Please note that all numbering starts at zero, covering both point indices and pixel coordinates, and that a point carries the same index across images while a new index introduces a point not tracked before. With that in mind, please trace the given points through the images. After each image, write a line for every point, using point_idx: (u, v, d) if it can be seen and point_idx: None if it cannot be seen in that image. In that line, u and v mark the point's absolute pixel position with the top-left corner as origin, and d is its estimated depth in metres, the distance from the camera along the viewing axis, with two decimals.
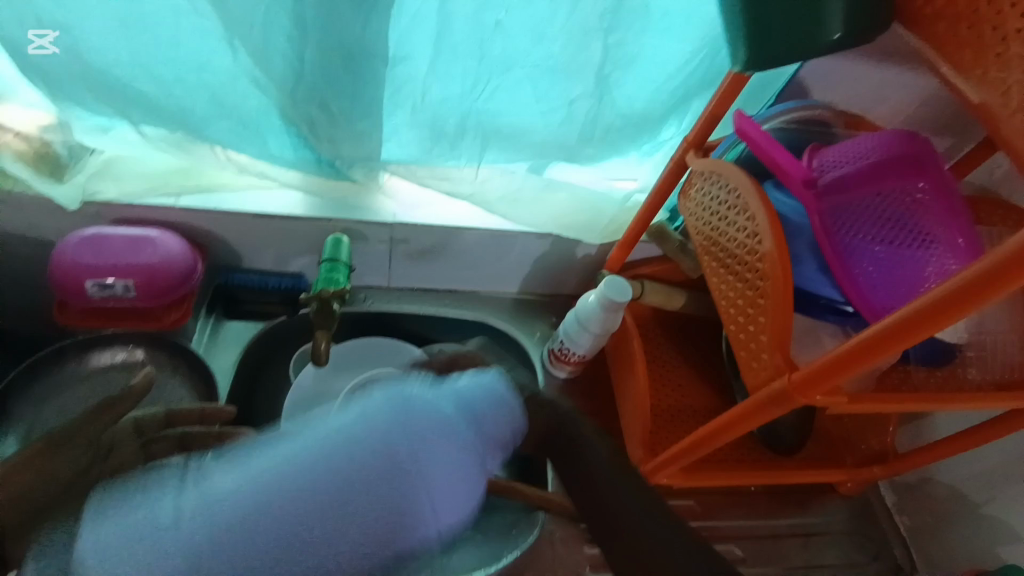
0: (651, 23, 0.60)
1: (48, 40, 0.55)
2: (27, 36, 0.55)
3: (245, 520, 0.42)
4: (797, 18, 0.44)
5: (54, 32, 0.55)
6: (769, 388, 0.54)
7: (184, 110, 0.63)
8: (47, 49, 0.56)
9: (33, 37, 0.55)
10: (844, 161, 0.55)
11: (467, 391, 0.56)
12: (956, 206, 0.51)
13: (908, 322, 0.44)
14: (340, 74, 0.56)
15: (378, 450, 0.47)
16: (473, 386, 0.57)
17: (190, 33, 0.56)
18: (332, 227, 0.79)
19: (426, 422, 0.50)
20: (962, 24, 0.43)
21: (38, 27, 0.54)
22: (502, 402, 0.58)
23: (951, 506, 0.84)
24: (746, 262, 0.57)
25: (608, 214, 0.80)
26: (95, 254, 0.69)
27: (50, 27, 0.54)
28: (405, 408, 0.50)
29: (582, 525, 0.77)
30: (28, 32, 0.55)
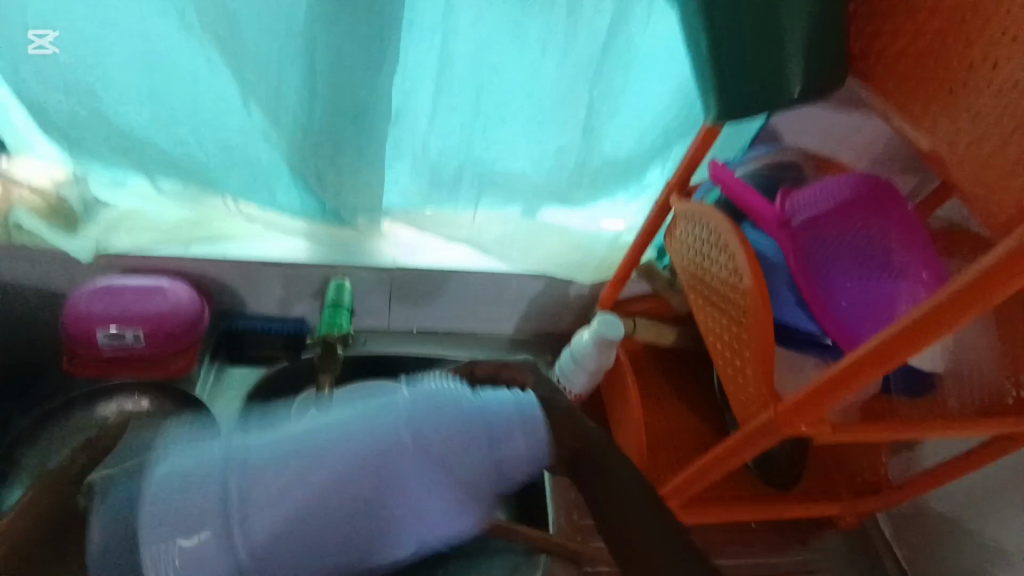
0: (630, 80, 0.66)
1: (48, 40, 0.55)
2: (27, 37, 0.54)
3: (264, 506, 0.44)
4: (762, 76, 0.49)
5: (53, 31, 0.55)
6: (757, 419, 0.57)
7: (199, 165, 0.67)
8: (46, 50, 0.56)
9: (33, 37, 0.55)
10: (813, 202, 0.59)
11: (491, 401, 0.52)
12: (920, 241, 0.55)
13: (884, 349, 0.46)
14: (346, 131, 0.61)
15: (389, 444, 0.47)
16: (500, 400, 0.53)
17: (209, 96, 0.61)
18: (334, 272, 0.82)
19: (449, 416, 0.50)
20: (912, 79, 0.48)
21: (37, 27, 0.54)
22: (530, 427, 0.52)
23: (950, 537, 0.84)
24: (729, 297, 0.60)
25: (599, 254, 0.84)
26: (108, 305, 0.72)
27: (51, 33, 0.54)
28: (428, 405, 0.50)
29: (582, 565, 0.77)
30: (28, 33, 0.54)
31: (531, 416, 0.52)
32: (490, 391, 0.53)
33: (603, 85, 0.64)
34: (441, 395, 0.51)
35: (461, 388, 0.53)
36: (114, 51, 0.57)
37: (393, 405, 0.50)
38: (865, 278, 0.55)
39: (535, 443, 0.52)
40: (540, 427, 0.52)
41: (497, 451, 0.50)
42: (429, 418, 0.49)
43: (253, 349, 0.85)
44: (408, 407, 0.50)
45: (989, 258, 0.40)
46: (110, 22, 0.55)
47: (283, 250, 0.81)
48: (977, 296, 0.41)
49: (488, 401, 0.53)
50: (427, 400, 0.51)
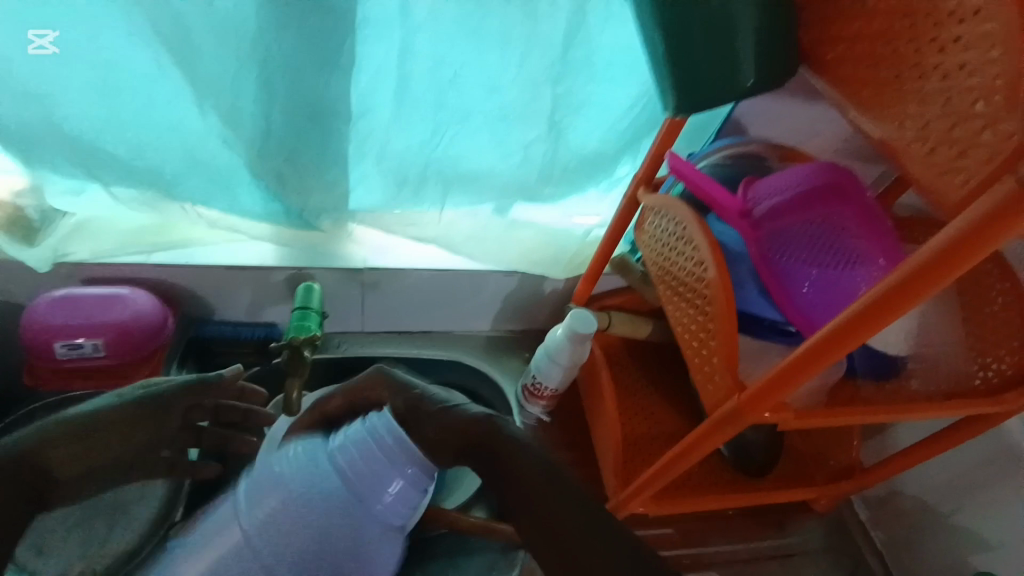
0: (594, 74, 0.66)
1: (48, 39, 0.53)
2: (26, 36, 0.53)
3: None
4: (717, 65, 0.49)
5: (54, 31, 0.53)
6: (723, 408, 0.57)
7: (156, 169, 0.65)
8: (47, 49, 0.54)
9: (33, 37, 0.53)
10: (775, 191, 0.60)
11: (344, 441, 0.54)
12: (878, 228, 0.55)
13: (839, 333, 0.46)
14: (303, 131, 0.60)
15: (265, 521, 0.52)
16: (356, 431, 0.54)
17: (161, 100, 0.60)
18: (303, 275, 0.81)
19: (310, 474, 0.53)
20: (863, 65, 0.49)
21: (37, 26, 0.52)
22: (383, 450, 0.52)
23: (921, 517, 0.86)
24: (695, 288, 0.61)
25: (572, 248, 0.84)
26: (64, 315, 0.70)
27: (52, 27, 0.53)
28: (280, 480, 0.54)
29: None
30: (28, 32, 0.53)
31: (384, 435, 0.53)
32: (347, 428, 0.55)
33: (566, 79, 0.64)
34: (313, 444, 0.56)
35: (317, 440, 0.56)
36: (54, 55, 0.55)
37: (264, 471, 0.55)
38: (826, 265, 0.56)
39: (393, 456, 0.52)
40: (404, 446, 0.53)
41: (373, 476, 0.52)
42: (295, 479, 0.53)
43: (225, 352, 0.85)
44: (284, 459, 0.55)
45: (940, 238, 0.40)
46: (48, 24, 0.53)
47: (251, 255, 0.79)
48: (930, 276, 0.41)
49: (344, 442, 0.54)
50: (298, 450, 0.56)
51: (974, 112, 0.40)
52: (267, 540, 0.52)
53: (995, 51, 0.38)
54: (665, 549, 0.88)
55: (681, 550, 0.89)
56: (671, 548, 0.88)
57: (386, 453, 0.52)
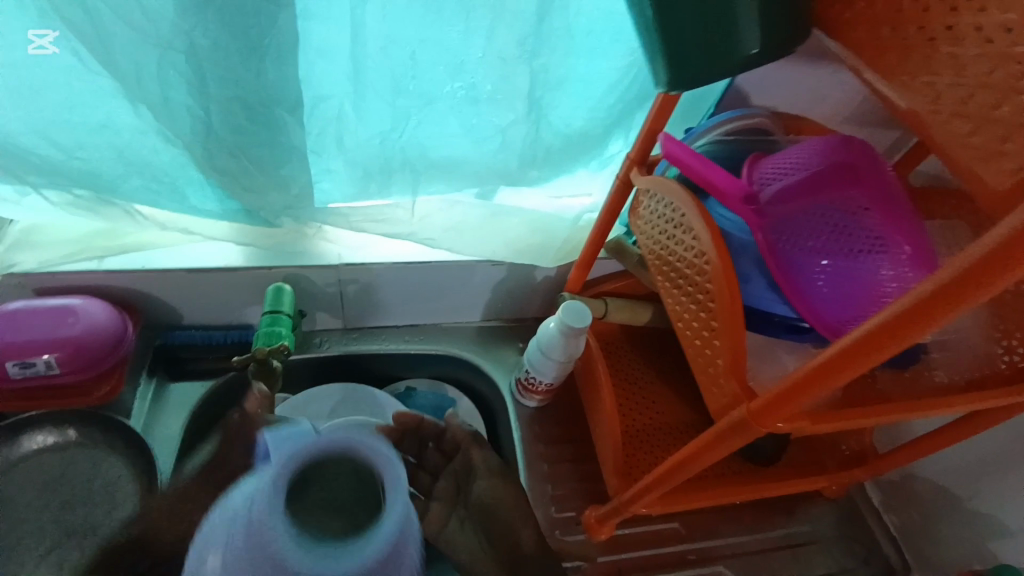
0: (575, 44, 0.58)
1: (46, 40, 0.49)
2: (26, 37, 0.48)
3: None
4: (713, 32, 0.42)
5: (52, 31, 0.48)
6: (729, 417, 0.52)
7: (93, 172, 0.59)
8: (48, 50, 0.50)
9: (33, 37, 0.49)
10: (782, 171, 0.53)
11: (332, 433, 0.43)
12: (900, 211, 0.49)
13: (866, 342, 0.41)
14: (245, 125, 0.54)
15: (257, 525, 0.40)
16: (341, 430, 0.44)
17: (84, 95, 0.53)
18: (272, 275, 0.75)
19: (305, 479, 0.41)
20: (886, 27, 0.41)
21: (36, 26, 0.48)
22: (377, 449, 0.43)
23: (936, 502, 0.82)
24: (695, 283, 0.55)
25: (562, 235, 0.78)
26: (11, 332, 0.64)
27: (53, 26, 0.48)
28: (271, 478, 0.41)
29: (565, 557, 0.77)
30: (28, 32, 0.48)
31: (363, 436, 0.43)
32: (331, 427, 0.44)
33: (543, 53, 0.57)
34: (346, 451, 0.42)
35: (305, 432, 0.44)
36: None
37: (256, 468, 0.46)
38: (839, 255, 0.50)
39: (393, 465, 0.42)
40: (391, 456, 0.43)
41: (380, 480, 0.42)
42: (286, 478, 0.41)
43: (193, 358, 0.79)
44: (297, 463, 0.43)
45: (992, 236, 0.34)
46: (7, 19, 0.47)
47: (213, 255, 0.73)
48: (977, 280, 0.34)
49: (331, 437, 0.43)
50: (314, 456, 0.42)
51: (1021, 87, 0.34)
52: (264, 553, 0.39)
53: None
54: (669, 543, 0.85)
55: (687, 545, 0.85)
56: (676, 542, 0.85)
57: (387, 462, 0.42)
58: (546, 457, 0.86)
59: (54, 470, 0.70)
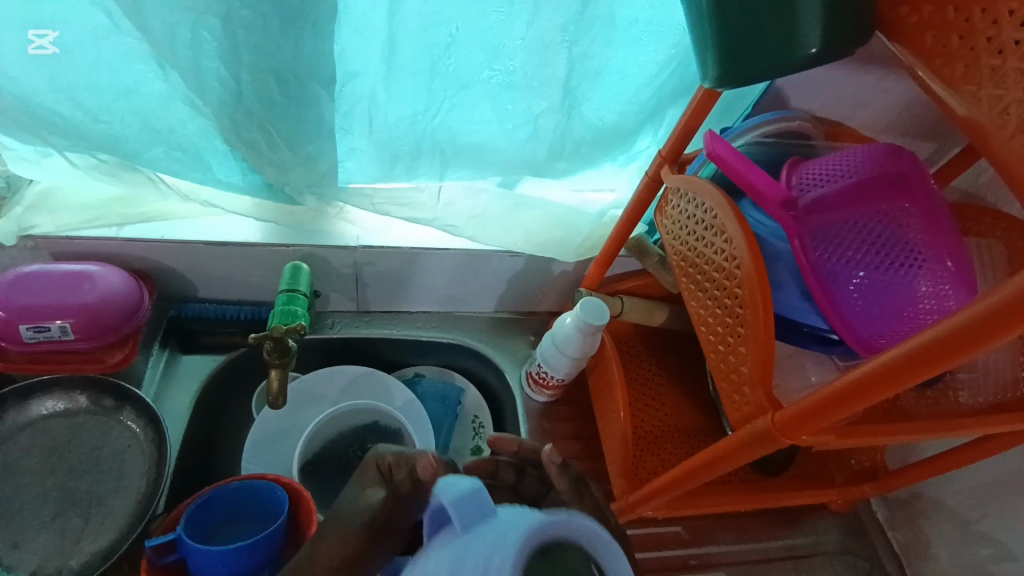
0: (617, 32, 0.57)
1: (50, 40, 0.50)
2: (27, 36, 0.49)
3: None
4: (767, 26, 0.40)
5: (53, 31, 0.49)
6: (752, 426, 0.51)
7: (117, 137, 0.58)
8: (46, 48, 0.50)
9: (32, 36, 0.49)
10: (822, 178, 0.52)
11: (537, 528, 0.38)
12: (944, 225, 0.48)
13: (904, 362, 0.39)
14: (276, 98, 0.52)
15: None
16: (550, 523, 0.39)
17: (113, 56, 0.52)
18: (289, 253, 0.74)
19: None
20: (953, 34, 0.39)
21: (38, 26, 0.49)
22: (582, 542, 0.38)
23: (943, 523, 0.81)
24: (723, 286, 0.54)
25: (584, 230, 0.77)
26: (28, 295, 0.64)
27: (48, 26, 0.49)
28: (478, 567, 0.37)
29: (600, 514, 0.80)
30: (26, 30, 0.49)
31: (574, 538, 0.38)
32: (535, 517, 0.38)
33: (583, 41, 0.55)
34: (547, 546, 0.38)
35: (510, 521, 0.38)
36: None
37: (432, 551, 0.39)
38: (876, 267, 0.48)
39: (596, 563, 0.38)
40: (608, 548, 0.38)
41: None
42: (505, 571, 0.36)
43: (207, 333, 0.80)
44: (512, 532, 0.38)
45: None
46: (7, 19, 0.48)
47: (232, 230, 0.73)
48: None
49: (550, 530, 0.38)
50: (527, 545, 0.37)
51: None
52: None
53: None
54: (671, 548, 0.84)
55: (689, 550, 0.85)
56: (677, 547, 0.84)
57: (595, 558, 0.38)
58: None
59: (63, 436, 0.69)
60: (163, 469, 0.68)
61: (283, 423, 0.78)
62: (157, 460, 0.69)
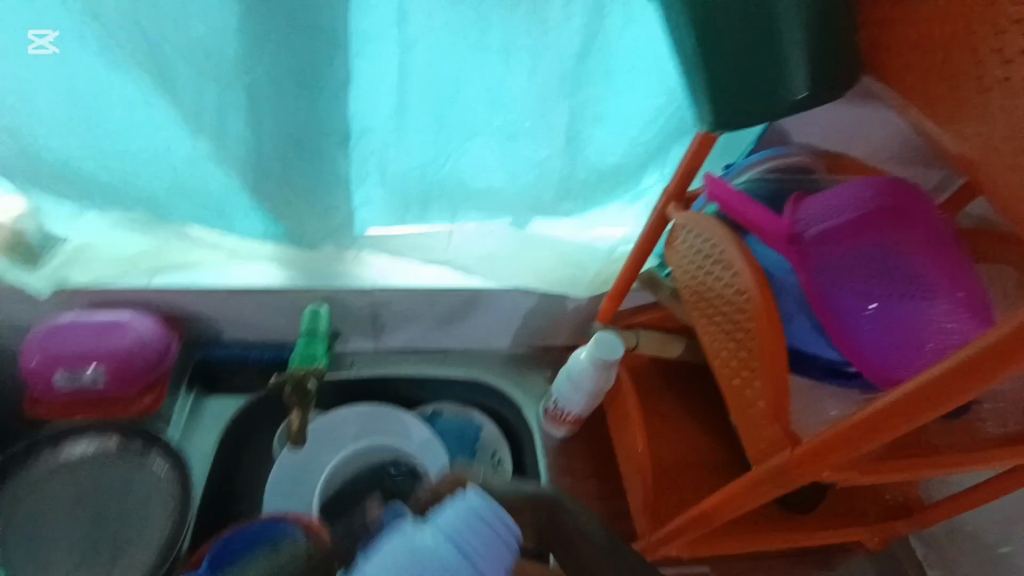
0: (614, 80, 0.59)
1: (49, 39, 0.49)
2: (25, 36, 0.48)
3: None
4: (759, 76, 0.42)
5: (54, 31, 0.48)
6: (772, 461, 0.50)
7: (149, 195, 0.62)
8: (47, 50, 0.49)
9: (33, 37, 0.48)
10: (828, 213, 0.52)
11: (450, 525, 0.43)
12: (951, 256, 0.49)
13: (923, 392, 0.39)
14: (297, 155, 0.56)
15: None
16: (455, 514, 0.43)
17: (148, 124, 0.56)
18: (309, 297, 0.76)
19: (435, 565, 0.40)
20: (937, 76, 0.40)
21: (37, 25, 0.48)
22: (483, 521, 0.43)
23: (983, 559, 0.77)
24: (734, 320, 0.54)
25: (594, 268, 0.77)
26: (64, 345, 0.68)
27: (51, 26, 0.48)
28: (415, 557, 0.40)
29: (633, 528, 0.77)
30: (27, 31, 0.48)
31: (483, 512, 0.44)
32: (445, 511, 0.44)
33: (582, 90, 0.58)
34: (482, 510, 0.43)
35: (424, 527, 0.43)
36: (19, 52, 0.49)
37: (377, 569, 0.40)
38: (888, 298, 0.48)
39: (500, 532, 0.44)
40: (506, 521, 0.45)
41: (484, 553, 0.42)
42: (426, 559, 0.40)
43: (230, 376, 0.82)
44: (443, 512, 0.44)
45: None
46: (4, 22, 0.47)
47: (254, 276, 0.75)
48: None
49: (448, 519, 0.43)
50: (462, 513, 0.43)
51: None
52: None
53: None
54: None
55: None
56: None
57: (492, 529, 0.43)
58: (573, 489, 0.85)
59: (92, 481, 0.71)
60: (186, 513, 0.69)
61: (302, 463, 0.79)
62: (179, 507, 0.69)
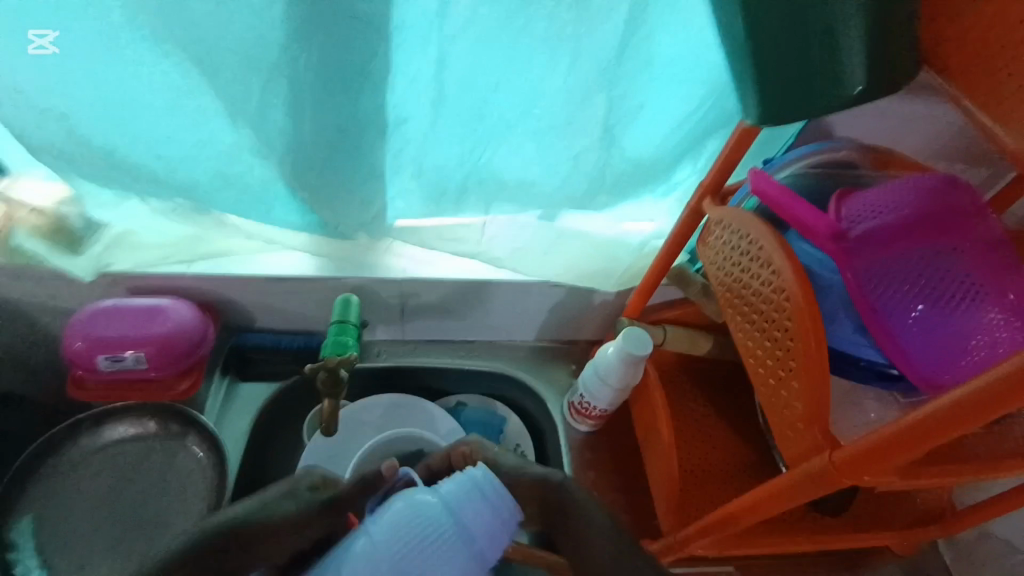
0: (653, 73, 0.58)
1: (48, 39, 0.51)
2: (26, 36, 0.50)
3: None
4: (815, 68, 0.40)
5: (53, 31, 0.50)
6: (808, 464, 0.49)
7: (192, 182, 0.63)
8: (47, 49, 0.51)
9: (33, 37, 0.51)
10: (875, 210, 0.51)
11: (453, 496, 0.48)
12: (1004, 257, 0.47)
13: (977, 401, 0.37)
14: (336, 147, 0.57)
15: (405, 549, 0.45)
16: (459, 486, 0.49)
17: (193, 114, 0.57)
18: (341, 286, 0.78)
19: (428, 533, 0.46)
20: (1002, 73, 0.39)
21: (39, 25, 0.50)
22: (489, 499, 0.48)
23: (1015, 567, 0.76)
24: (773, 318, 0.53)
25: (625, 261, 0.77)
26: (106, 328, 0.69)
27: (50, 27, 0.50)
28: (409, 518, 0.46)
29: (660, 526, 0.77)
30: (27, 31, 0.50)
31: (487, 490, 0.49)
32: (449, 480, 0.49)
33: (620, 85, 0.57)
34: (481, 482, 0.49)
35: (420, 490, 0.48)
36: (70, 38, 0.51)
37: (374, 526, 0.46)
38: (934, 301, 0.47)
39: (499, 513, 0.48)
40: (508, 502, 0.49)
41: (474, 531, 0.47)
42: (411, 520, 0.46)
43: (262, 360, 0.84)
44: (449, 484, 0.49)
45: None
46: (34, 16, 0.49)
47: (289, 265, 0.77)
48: None
49: (450, 490, 0.48)
50: (465, 485, 0.48)
51: None
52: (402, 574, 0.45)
53: None
54: None
55: None
56: None
57: (493, 509, 0.48)
58: (596, 484, 0.85)
59: (131, 461, 0.74)
60: (222, 491, 0.71)
61: (331, 451, 0.80)
62: (216, 484, 0.72)
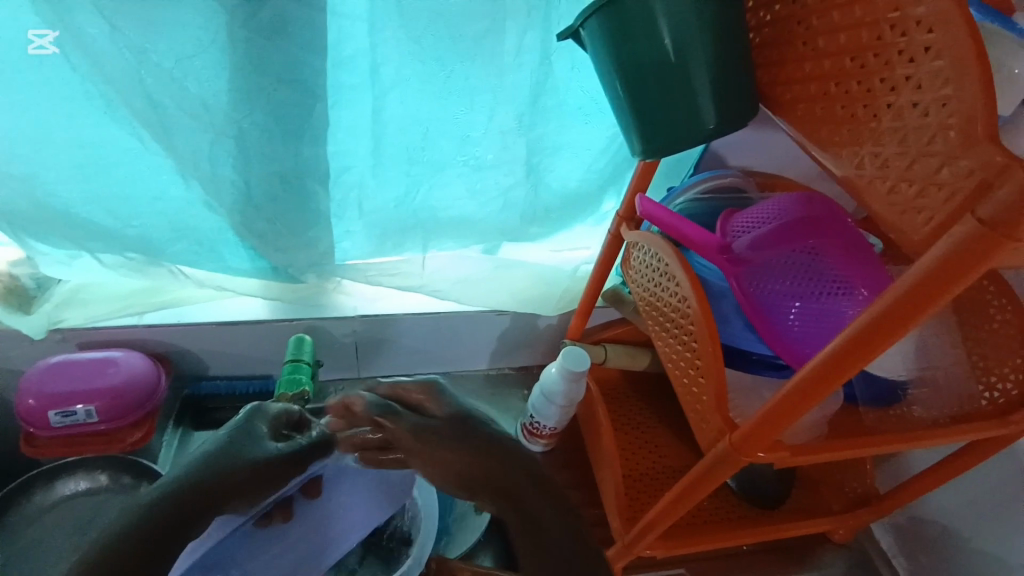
0: (568, 116, 0.67)
1: (49, 39, 0.51)
2: (27, 36, 0.51)
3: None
4: (678, 109, 0.49)
5: (53, 31, 0.51)
6: (715, 450, 0.56)
7: (145, 236, 0.67)
8: (48, 50, 0.52)
9: (33, 37, 0.51)
10: (753, 225, 0.60)
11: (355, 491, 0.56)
12: (861, 254, 0.55)
13: (825, 372, 0.45)
14: (282, 194, 0.62)
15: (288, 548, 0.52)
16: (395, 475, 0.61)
17: (146, 173, 0.62)
18: (295, 327, 0.81)
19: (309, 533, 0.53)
20: (819, 105, 0.48)
21: (39, 26, 0.50)
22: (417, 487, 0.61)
23: (940, 543, 0.82)
24: (681, 324, 0.60)
25: (562, 285, 0.84)
26: (58, 382, 0.71)
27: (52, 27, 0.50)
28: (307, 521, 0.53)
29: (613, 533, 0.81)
30: (28, 31, 0.51)
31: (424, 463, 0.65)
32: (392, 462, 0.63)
33: (538, 126, 0.65)
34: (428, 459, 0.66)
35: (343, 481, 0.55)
36: (28, 107, 0.55)
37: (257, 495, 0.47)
38: (808, 297, 0.55)
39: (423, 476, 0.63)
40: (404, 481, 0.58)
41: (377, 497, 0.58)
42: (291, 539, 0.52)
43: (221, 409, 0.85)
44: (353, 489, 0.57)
45: (915, 269, 0.38)
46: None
47: (243, 310, 0.80)
48: (908, 308, 0.39)
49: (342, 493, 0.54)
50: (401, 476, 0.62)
51: (928, 151, 0.40)
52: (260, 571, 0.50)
53: (947, 89, 0.39)
54: None
55: None
56: None
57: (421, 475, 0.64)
58: None
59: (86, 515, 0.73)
60: None
61: None
62: None
